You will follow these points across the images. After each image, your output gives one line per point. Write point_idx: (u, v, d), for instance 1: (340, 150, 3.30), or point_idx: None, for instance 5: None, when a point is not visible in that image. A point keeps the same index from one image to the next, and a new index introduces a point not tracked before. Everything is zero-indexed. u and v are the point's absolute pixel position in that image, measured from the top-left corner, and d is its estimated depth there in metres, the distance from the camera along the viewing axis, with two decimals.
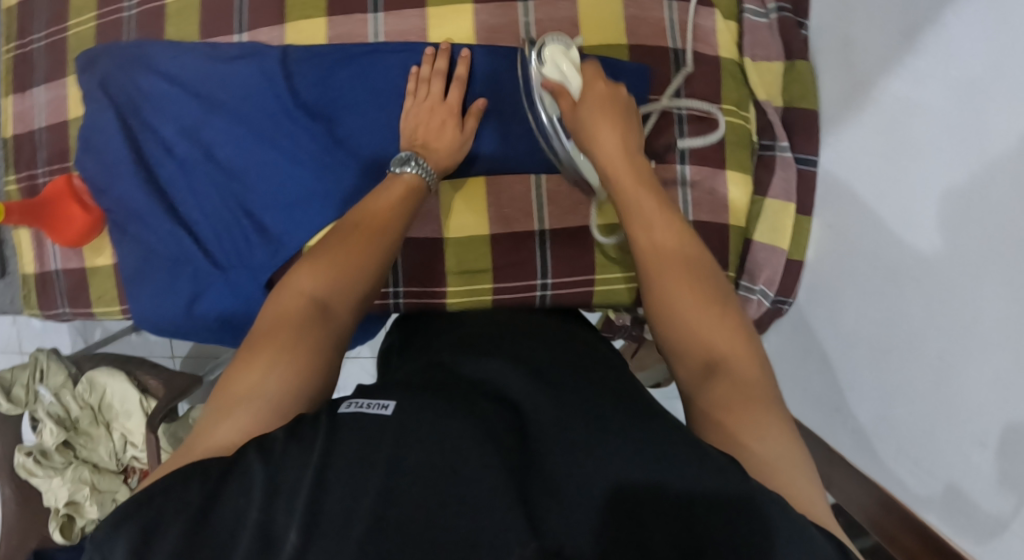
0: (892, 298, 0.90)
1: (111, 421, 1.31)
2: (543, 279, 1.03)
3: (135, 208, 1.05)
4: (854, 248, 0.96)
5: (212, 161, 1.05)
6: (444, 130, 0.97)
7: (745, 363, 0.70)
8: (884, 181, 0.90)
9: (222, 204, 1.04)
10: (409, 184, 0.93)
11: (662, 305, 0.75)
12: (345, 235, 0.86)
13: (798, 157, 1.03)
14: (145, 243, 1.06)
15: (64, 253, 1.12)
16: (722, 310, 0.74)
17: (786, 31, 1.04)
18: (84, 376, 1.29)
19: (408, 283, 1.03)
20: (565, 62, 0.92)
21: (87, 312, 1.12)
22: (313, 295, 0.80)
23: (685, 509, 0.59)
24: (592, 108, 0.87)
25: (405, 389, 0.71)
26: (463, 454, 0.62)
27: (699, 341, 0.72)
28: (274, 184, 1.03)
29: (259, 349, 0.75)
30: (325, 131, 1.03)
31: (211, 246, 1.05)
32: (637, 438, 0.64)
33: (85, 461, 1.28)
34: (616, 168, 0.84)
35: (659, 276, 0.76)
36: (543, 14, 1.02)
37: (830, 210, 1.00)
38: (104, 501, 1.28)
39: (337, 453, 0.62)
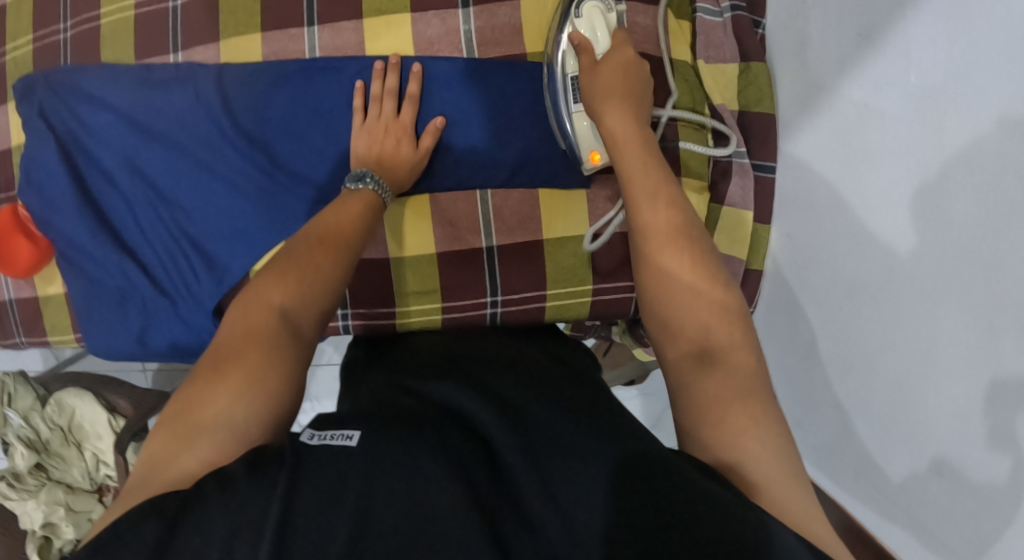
0: (846, 314, 0.89)
1: (83, 442, 1.28)
2: (493, 296, 1.01)
3: (78, 240, 1.04)
4: (814, 259, 0.93)
5: (154, 190, 1.04)
6: (401, 146, 0.96)
7: (742, 348, 0.69)
8: (845, 180, 0.87)
9: (165, 234, 1.04)
10: (369, 201, 0.91)
11: (659, 278, 0.74)
12: (309, 250, 0.84)
13: (756, 163, 0.99)
14: (93, 276, 1.05)
15: (16, 282, 1.10)
16: (721, 294, 0.72)
17: (741, 30, 0.98)
18: (53, 396, 1.27)
19: (356, 306, 1.01)
20: (599, 23, 0.92)
21: (43, 341, 1.11)
22: (279, 313, 0.79)
23: (680, 522, 0.58)
24: (606, 77, 0.88)
25: (366, 416, 0.71)
26: (431, 485, 0.61)
27: (697, 320, 0.70)
28: (220, 210, 1.03)
29: (229, 366, 0.74)
30: (263, 156, 1.01)
31: (157, 276, 1.05)
32: (606, 466, 0.63)
33: (59, 482, 1.25)
34: (620, 131, 0.84)
35: (659, 258, 0.75)
36: (484, 22, 0.98)
37: (787, 219, 0.98)
38: (80, 521, 1.25)
39: (302, 491, 0.61)
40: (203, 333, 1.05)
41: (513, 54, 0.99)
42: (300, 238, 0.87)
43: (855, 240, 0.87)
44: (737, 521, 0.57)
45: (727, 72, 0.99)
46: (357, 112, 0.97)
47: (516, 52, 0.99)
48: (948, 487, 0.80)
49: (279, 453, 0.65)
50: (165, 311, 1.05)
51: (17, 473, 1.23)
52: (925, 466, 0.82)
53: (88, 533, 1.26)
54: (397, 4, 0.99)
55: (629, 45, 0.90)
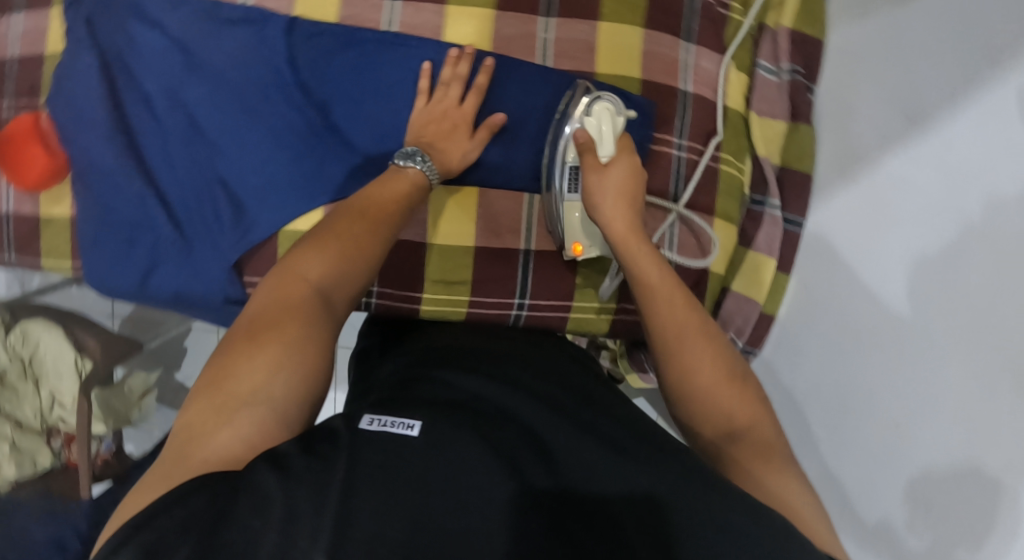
0: (851, 361, 0.95)
1: (41, 378, 1.22)
2: (521, 298, 1.02)
3: (102, 162, 1.00)
4: (827, 307, 1.00)
5: (195, 127, 1.00)
6: (459, 133, 0.96)
7: (769, 430, 0.74)
8: (864, 247, 0.95)
9: (197, 175, 1.01)
10: (413, 181, 0.89)
11: (683, 368, 0.76)
12: (346, 222, 0.81)
13: (786, 215, 1.05)
14: (107, 204, 1.00)
15: (18, 195, 1.03)
16: (743, 382, 0.76)
17: (796, 93, 1.04)
18: (18, 325, 1.20)
19: (383, 285, 1.02)
20: (607, 123, 0.92)
21: (34, 264, 1.05)
22: (317, 288, 0.75)
23: (720, 526, 0.60)
24: (609, 183, 0.88)
25: (413, 401, 0.70)
26: (490, 474, 0.62)
27: (721, 409, 0.74)
28: (258, 160, 1.00)
29: (268, 338, 0.70)
30: (319, 115, 1.00)
31: (180, 216, 1.01)
32: (650, 463, 0.65)
33: (7, 417, 1.18)
34: (623, 239, 0.85)
35: (684, 349, 0.77)
36: (562, 33, 1.01)
37: (806, 268, 1.04)
38: (22, 462, 1.18)
39: (361, 475, 0.61)
40: (213, 285, 1.01)
41: (582, 68, 1.01)
42: (330, 212, 0.84)
43: (869, 304, 0.93)
44: (768, 535, 0.60)
45: (773, 126, 1.05)
46: (423, 93, 0.97)
47: (586, 68, 1.01)
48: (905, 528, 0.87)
49: (333, 445, 0.64)
50: (178, 254, 1.01)
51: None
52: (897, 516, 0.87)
53: (28, 474, 1.20)
54: None
55: (633, 152, 0.91)
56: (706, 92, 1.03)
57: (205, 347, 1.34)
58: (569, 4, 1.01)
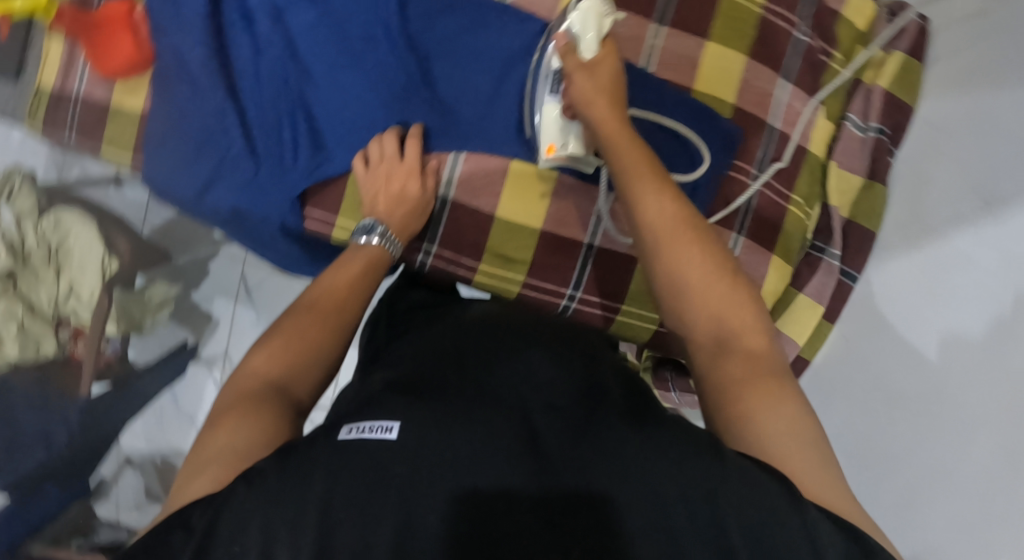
0: (880, 414, 0.97)
1: (64, 266, 1.20)
2: (573, 290, 1.04)
3: (190, 65, 0.95)
4: (861, 361, 1.01)
5: (291, 51, 0.98)
6: (409, 184, 0.95)
7: (755, 339, 0.76)
8: (911, 314, 0.97)
9: (282, 98, 0.98)
10: (372, 258, 0.90)
11: (673, 276, 0.79)
12: (298, 317, 0.82)
13: (843, 267, 1.04)
14: (183, 106, 0.95)
15: (93, 79, 1.00)
16: (732, 277, 0.78)
17: (878, 153, 1.04)
18: (52, 211, 1.20)
19: (441, 247, 1.02)
20: (592, 27, 0.89)
21: (95, 150, 1.02)
22: (269, 379, 0.76)
23: (727, 499, 0.61)
24: (590, 79, 0.86)
25: (394, 394, 0.69)
26: (480, 473, 0.61)
27: (708, 308, 0.77)
28: (347, 97, 0.98)
29: (222, 417, 0.71)
30: (417, 68, 0.98)
31: (255, 133, 0.97)
32: (659, 450, 0.63)
33: (22, 297, 1.16)
34: (610, 128, 0.84)
35: (671, 242, 0.79)
36: (670, 43, 0.98)
37: (855, 325, 1.03)
38: (27, 344, 1.17)
39: (339, 487, 0.60)
40: (272, 207, 0.98)
41: (680, 81, 0.98)
42: (291, 304, 0.85)
43: (902, 354, 0.96)
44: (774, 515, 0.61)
45: (847, 180, 1.04)
46: (359, 159, 0.96)
47: (686, 82, 0.98)
48: None
49: (310, 453, 0.63)
50: (245, 171, 0.96)
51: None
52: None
53: (30, 358, 1.18)
54: None
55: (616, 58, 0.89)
56: (794, 132, 1.01)
57: (225, 274, 1.37)
58: (684, 14, 0.98)
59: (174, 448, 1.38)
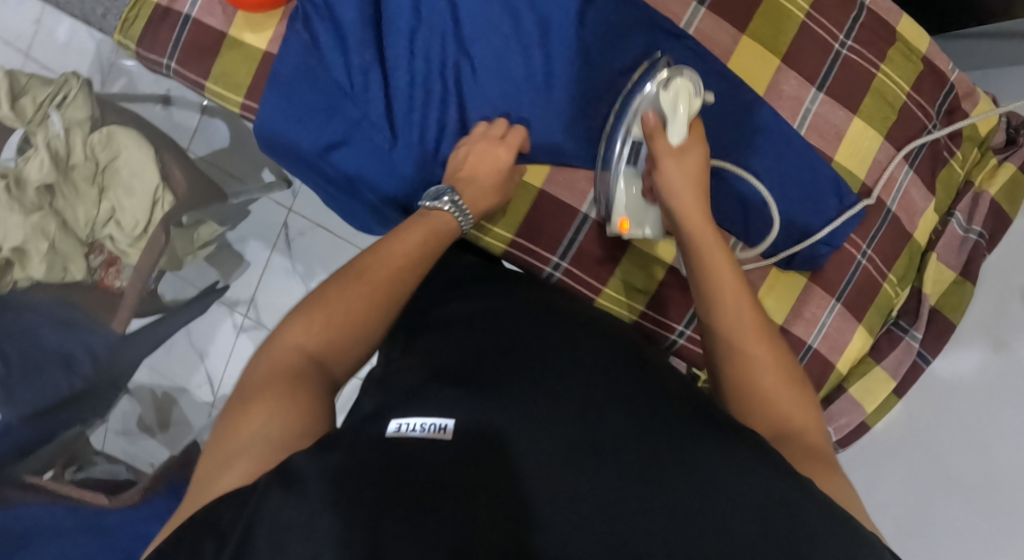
0: (946, 488, 0.84)
1: (108, 188, 1.10)
2: (684, 327, 0.89)
3: (343, 20, 0.85)
4: (945, 438, 0.86)
5: (453, 24, 0.85)
6: (497, 160, 0.82)
7: (819, 435, 0.67)
8: (985, 386, 0.84)
9: (434, 76, 0.85)
10: (434, 226, 0.77)
11: (742, 368, 0.68)
12: (345, 283, 0.71)
13: (919, 349, 0.93)
14: (324, 60, 0.85)
15: (209, 5, 0.90)
16: (802, 390, 0.68)
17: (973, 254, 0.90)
18: (105, 127, 1.10)
19: (572, 264, 0.89)
20: (684, 104, 0.76)
21: (194, 82, 0.91)
22: (308, 350, 0.67)
23: (795, 515, 0.55)
24: (674, 169, 0.76)
25: (448, 388, 0.63)
26: (537, 495, 0.56)
27: (777, 415, 0.67)
28: (502, 90, 0.85)
29: (255, 395, 0.62)
30: (585, 77, 0.85)
31: (396, 104, 0.85)
32: (734, 465, 0.58)
33: (56, 214, 1.06)
34: (693, 220, 0.75)
35: (744, 350, 0.69)
36: (825, 111, 0.89)
37: (924, 404, 0.91)
38: (54, 266, 1.06)
39: (386, 506, 0.54)
40: (398, 183, 0.87)
41: (824, 151, 0.89)
42: (342, 267, 0.73)
43: (962, 423, 0.85)
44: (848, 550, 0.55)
45: (943, 274, 0.92)
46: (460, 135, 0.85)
47: (827, 152, 0.90)
48: None
49: (355, 454, 0.58)
50: (379, 142, 0.86)
51: (24, 179, 1.04)
52: None
53: (54, 280, 1.08)
54: (778, 46, 0.87)
55: (702, 139, 0.78)
56: (905, 219, 0.92)
57: (267, 217, 1.30)
58: (843, 85, 0.89)
59: (175, 385, 1.28)
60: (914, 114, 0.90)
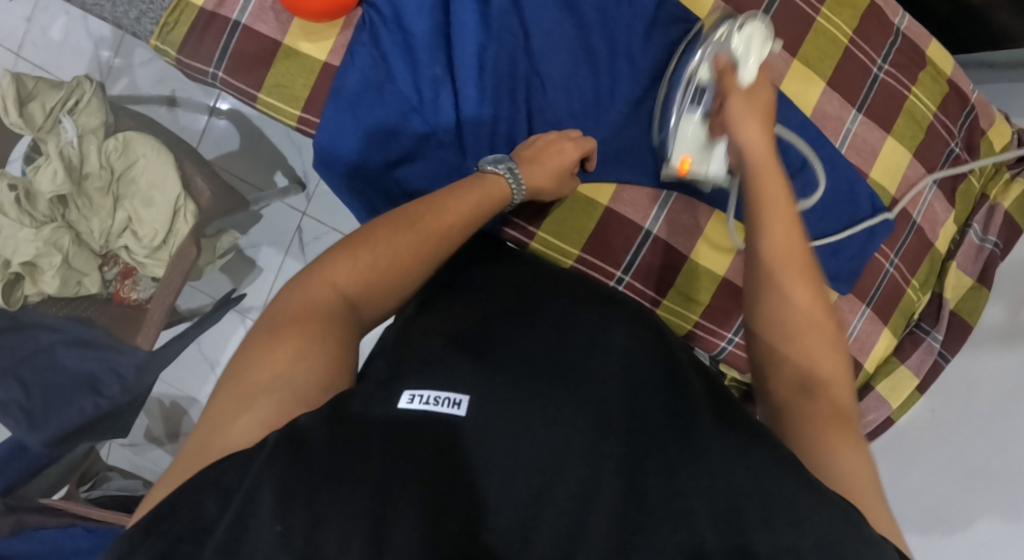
0: (960, 488, 0.91)
1: (123, 197, 1.05)
2: (735, 335, 0.90)
3: (413, 34, 0.84)
4: (963, 439, 0.93)
5: (524, 42, 0.85)
6: (563, 152, 0.82)
7: (848, 395, 0.64)
8: (1009, 399, 0.90)
9: (505, 93, 0.85)
10: (488, 193, 0.76)
11: (779, 311, 0.66)
12: (390, 224, 0.70)
13: (940, 349, 0.99)
14: (391, 74, 0.84)
15: (260, 11, 0.87)
16: (835, 338, 0.65)
17: (991, 263, 0.98)
18: (121, 133, 1.04)
19: (634, 277, 0.90)
20: (754, 51, 0.75)
21: (243, 93, 0.87)
22: (345, 292, 0.66)
23: (788, 508, 0.56)
24: (743, 102, 0.72)
25: (467, 363, 0.64)
26: (561, 468, 0.58)
27: (805, 355, 0.65)
28: (571, 108, 0.86)
29: (281, 329, 0.63)
30: (652, 97, 0.87)
31: (466, 121, 0.85)
32: (745, 453, 0.59)
33: (70, 227, 1.02)
34: (757, 152, 0.70)
35: (785, 282, 0.66)
36: (863, 131, 0.95)
37: (944, 403, 0.98)
38: (68, 279, 1.02)
39: (396, 479, 0.56)
40: None
41: (861, 168, 0.96)
42: (394, 208, 0.72)
43: (983, 431, 0.91)
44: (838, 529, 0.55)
45: (962, 280, 1.00)
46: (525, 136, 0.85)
47: (863, 169, 0.96)
48: None
49: (360, 435, 0.58)
50: (450, 159, 0.86)
51: (36, 190, 1.00)
52: None
53: (68, 294, 1.04)
54: (823, 69, 0.94)
55: (772, 83, 0.74)
56: (929, 231, 0.99)
57: (280, 222, 1.24)
58: (881, 107, 0.95)
59: (185, 393, 1.25)
60: (938, 133, 0.98)
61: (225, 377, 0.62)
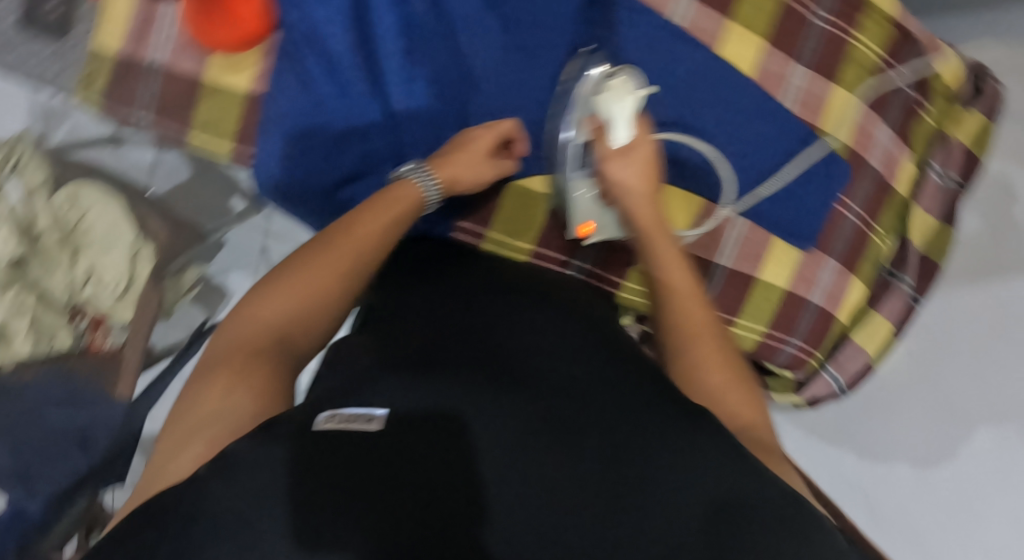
0: (943, 434, 0.97)
1: (82, 248, 1.04)
2: None
3: (330, 49, 0.82)
4: (933, 383, 0.98)
5: (448, 44, 0.84)
6: (473, 143, 0.79)
7: (766, 429, 0.65)
8: (981, 361, 0.97)
9: (436, 96, 0.83)
10: (403, 196, 0.75)
11: (691, 378, 0.67)
12: (314, 250, 0.71)
13: (912, 293, 0.99)
14: (317, 93, 0.83)
15: (180, 50, 0.86)
16: (748, 385, 0.67)
17: (955, 203, 0.99)
18: (68, 185, 1.05)
19: (595, 263, 0.89)
20: (622, 101, 0.74)
21: (177, 136, 0.87)
22: (274, 324, 0.67)
23: (736, 483, 0.54)
24: (627, 167, 0.74)
25: (403, 376, 0.60)
26: (506, 459, 0.53)
27: (722, 412, 0.65)
28: (505, 103, 0.85)
29: (217, 368, 0.63)
30: None
31: (401, 129, 0.83)
32: (686, 430, 0.57)
33: (33, 286, 1.00)
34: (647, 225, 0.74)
35: (688, 356, 0.67)
36: (807, 84, 0.94)
37: (924, 348, 0.99)
38: (41, 340, 1.00)
39: (320, 493, 0.50)
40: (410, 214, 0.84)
41: (810, 121, 0.94)
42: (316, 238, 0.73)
43: (965, 379, 0.97)
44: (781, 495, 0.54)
45: (927, 222, 1.00)
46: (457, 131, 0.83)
47: (813, 122, 0.94)
48: None
49: (294, 443, 0.53)
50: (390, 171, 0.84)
51: None
52: None
53: (42, 354, 1.00)
54: (757, 25, 0.92)
55: (650, 135, 0.77)
56: (889, 175, 0.97)
57: (245, 246, 1.19)
58: (822, 56, 0.94)
59: None
60: (887, 75, 0.96)
61: (168, 424, 0.62)
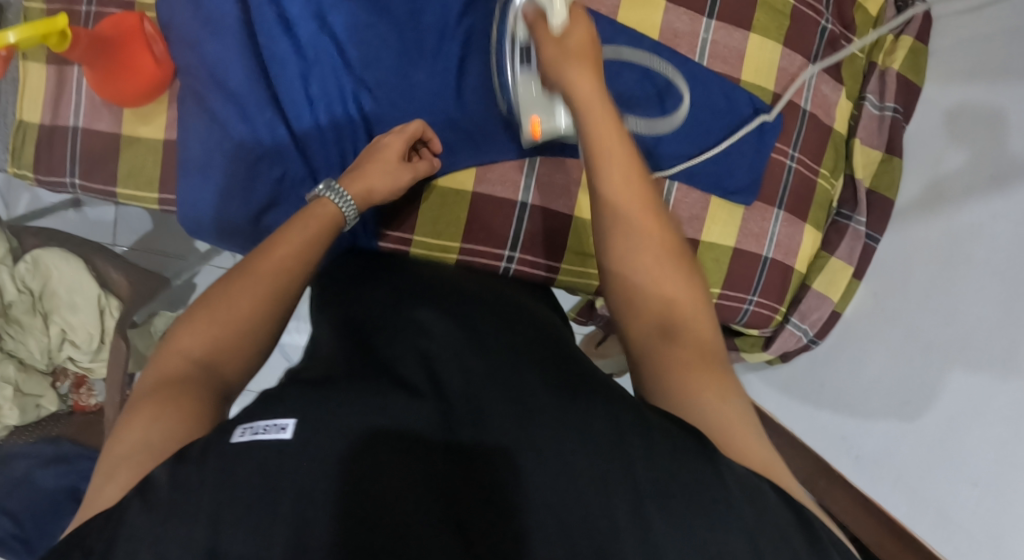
0: (911, 368, 0.88)
1: (51, 312, 1.09)
2: None
3: (232, 85, 0.83)
4: (898, 320, 0.92)
5: (344, 60, 0.84)
6: (384, 151, 0.80)
7: (705, 322, 0.65)
8: (935, 280, 0.88)
9: (341, 115, 0.85)
10: (320, 218, 0.75)
11: (631, 267, 0.66)
12: (233, 280, 0.70)
13: (866, 231, 0.97)
14: (227, 129, 0.84)
15: (92, 109, 0.88)
16: (688, 268, 0.67)
17: (897, 133, 0.96)
18: (28, 253, 1.05)
19: (524, 250, 0.90)
20: None
21: (105, 191, 0.89)
22: (196, 357, 0.66)
23: (652, 459, 0.54)
24: (563, 45, 0.71)
25: (302, 390, 0.57)
26: (417, 470, 0.53)
27: (660, 293, 0.65)
28: (409, 110, 0.85)
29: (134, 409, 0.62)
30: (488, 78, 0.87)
31: (311, 151, 0.85)
32: (601, 416, 0.57)
33: (11, 355, 1.06)
34: (586, 92, 0.69)
35: (627, 233, 0.66)
36: (721, 36, 0.91)
37: (885, 284, 0.95)
38: (26, 406, 1.06)
39: (226, 517, 0.49)
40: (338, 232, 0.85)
41: (730, 75, 0.92)
42: (234, 266, 0.72)
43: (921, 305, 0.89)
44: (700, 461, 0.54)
45: (871, 156, 0.98)
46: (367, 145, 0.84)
47: (733, 75, 0.92)
48: (951, 528, 0.83)
49: (201, 464, 0.52)
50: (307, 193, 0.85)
51: None
52: (926, 516, 0.85)
53: (30, 419, 1.08)
54: None
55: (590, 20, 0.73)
56: (823, 115, 0.96)
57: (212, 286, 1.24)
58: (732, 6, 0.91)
59: None
60: (804, 14, 0.93)
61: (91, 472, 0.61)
